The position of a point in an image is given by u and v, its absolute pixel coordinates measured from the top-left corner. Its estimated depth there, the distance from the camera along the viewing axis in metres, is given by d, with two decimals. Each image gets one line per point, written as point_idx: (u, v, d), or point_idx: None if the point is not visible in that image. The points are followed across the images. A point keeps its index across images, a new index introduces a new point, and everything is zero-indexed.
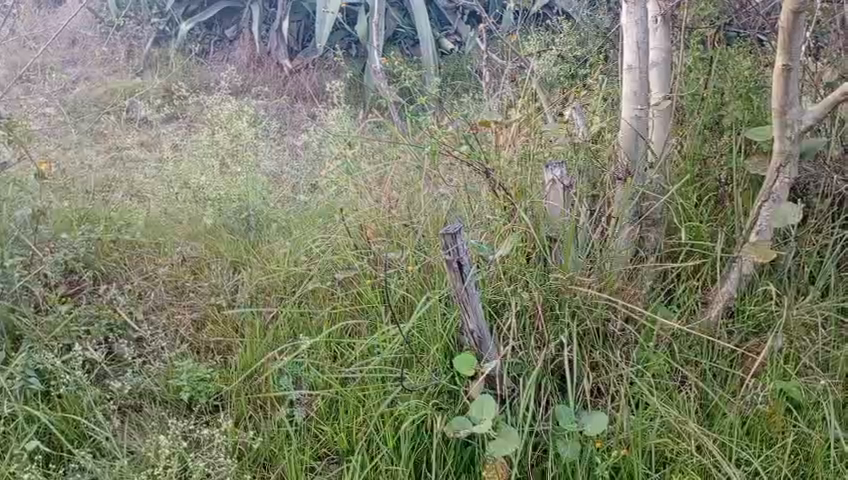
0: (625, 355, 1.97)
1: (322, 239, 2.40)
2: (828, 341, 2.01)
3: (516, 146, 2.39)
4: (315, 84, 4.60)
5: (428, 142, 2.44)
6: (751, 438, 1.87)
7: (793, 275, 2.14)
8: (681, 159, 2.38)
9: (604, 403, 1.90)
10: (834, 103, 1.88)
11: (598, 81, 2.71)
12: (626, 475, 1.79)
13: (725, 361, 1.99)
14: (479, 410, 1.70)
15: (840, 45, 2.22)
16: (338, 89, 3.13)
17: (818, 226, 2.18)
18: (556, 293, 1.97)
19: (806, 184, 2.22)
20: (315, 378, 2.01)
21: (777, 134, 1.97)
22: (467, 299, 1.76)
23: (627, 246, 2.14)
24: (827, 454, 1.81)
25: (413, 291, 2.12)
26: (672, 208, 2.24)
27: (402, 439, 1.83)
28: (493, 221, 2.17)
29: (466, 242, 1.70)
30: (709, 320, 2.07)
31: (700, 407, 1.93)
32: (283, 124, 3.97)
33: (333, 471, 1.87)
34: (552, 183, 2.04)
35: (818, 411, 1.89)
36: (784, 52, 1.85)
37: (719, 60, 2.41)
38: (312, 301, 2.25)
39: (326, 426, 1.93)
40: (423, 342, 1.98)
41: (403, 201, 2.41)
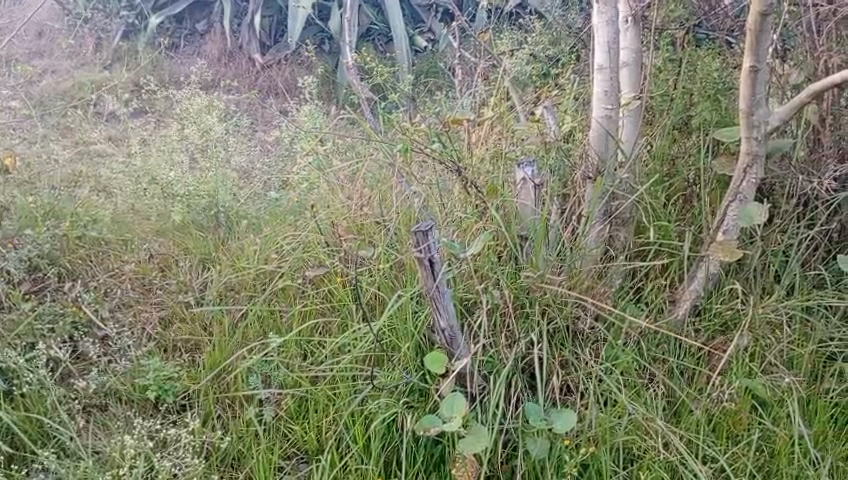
0: (594, 353, 1.98)
1: (291, 236, 2.37)
2: (793, 339, 2.04)
3: (489, 145, 2.42)
4: (287, 80, 4.59)
5: (400, 139, 2.42)
6: (717, 435, 1.90)
7: (758, 274, 2.17)
8: (650, 158, 2.39)
9: (573, 400, 1.91)
10: (799, 104, 1.91)
11: (570, 81, 2.72)
12: (594, 472, 1.81)
13: (692, 359, 2.02)
14: (449, 408, 1.70)
15: (806, 48, 2.25)
16: (310, 85, 3.10)
17: (783, 226, 2.21)
18: (526, 291, 1.98)
19: (772, 184, 2.25)
20: (284, 377, 1.99)
21: (745, 135, 2.01)
22: (438, 297, 1.76)
23: (596, 244, 2.17)
24: (791, 450, 1.85)
25: (384, 289, 2.11)
26: (642, 207, 2.26)
27: (371, 438, 1.82)
28: (464, 219, 2.18)
29: (437, 241, 1.70)
30: (676, 318, 2.10)
31: (667, 405, 1.95)
32: (255, 120, 3.92)
33: (301, 470, 1.86)
34: (523, 183, 2.07)
35: (782, 408, 1.92)
36: (751, 53, 1.88)
37: (688, 61, 2.43)
38: (282, 300, 2.23)
39: (295, 425, 1.92)
40: (393, 341, 1.97)
41: (374, 198, 2.40)
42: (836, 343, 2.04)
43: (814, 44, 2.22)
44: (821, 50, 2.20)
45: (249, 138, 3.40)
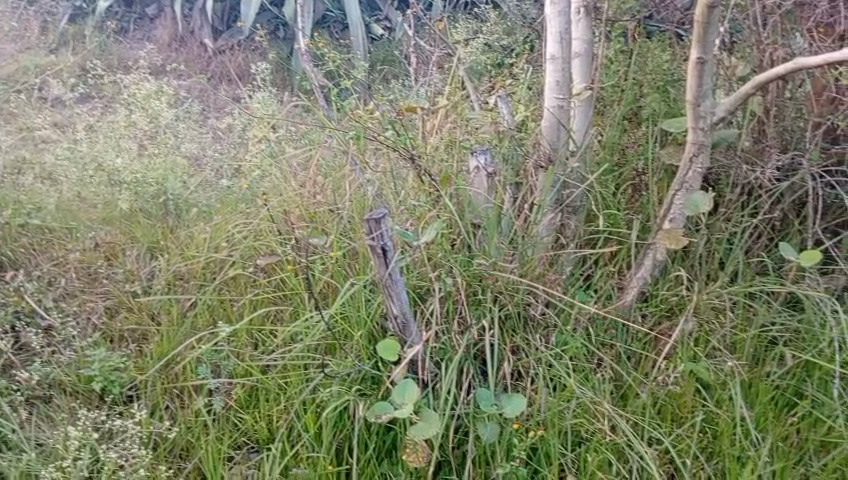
0: (544, 339, 2.01)
1: (242, 224, 2.33)
2: (736, 324, 2.10)
3: (442, 133, 2.41)
4: (240, 66, 4.50)
5: (352, 127, 2.39)
6: (662, 418, 1.94)
7: (703, 261, 2.23)
8: (600, 148, 2.43)
9: (523, 386, 1.93)
10: (744, 96, 1.96)
11: (523, 71, 2.75)
12: (543, 455, 1.84)
13: (639, 344, 2.06)
14: (400, 394, 1.70)
15: (752, 41, 2.30)
16: (263, 72, 3.05)
17: (727, 216, 2.27)
18: (479, 278, 2.01)
19: (717, 175, 2.32)
20: (234, 366, 1.97)
21: (692, 125, 2.05)
22: (391, 284, 1.76)
23: (548, 233, 2.18)
24: (733, 431, 1.91)
25: (337, 277, 2.10)
26: (592, 196, 2.29)
27: (323, 426, 1.82)
28: (417, 207, 2.17)
29: (390, 228, 1.70)
30: (624, 304, 2.14)
31: (615, 389, 1.99)
32: (206, 106, 3.84)
33: (252, 460, 1.85)
34: (476, 171, 2.13)
35: (725, 390, 1.98)
36: (699, 46, 1.92)
37: (638, 52, 2.46)
38: (232, 288, 2.20)
39: (245, 414, 1.90)
40: (345, 328, 1.95)
41: (327, 186, 2.37)
42: (777, 327, 2.10)
43: (759, 38, 2.28)
44: (766, 43, 2.25)
45: (200, 124, 3.33)
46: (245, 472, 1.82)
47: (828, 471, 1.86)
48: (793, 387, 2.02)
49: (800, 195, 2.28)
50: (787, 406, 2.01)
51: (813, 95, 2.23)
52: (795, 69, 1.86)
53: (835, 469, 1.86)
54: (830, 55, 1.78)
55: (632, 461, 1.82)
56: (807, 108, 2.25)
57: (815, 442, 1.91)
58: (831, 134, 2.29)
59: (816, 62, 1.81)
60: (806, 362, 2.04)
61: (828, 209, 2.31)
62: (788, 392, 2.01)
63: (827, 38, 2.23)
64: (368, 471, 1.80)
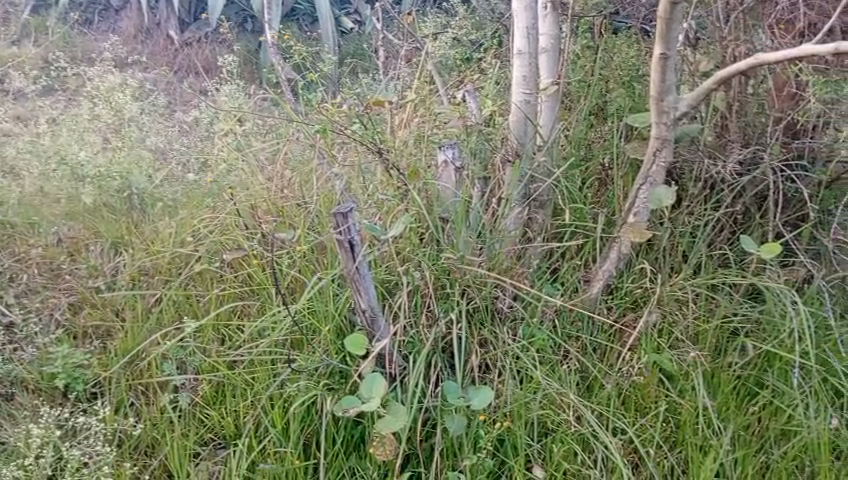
0: (512, 331, 2.03)
1: (208, 219, 2.30)
2: (698, 315, 2.14)
3: (411, 128, 2.41)
4: (207, 59, 4.46)
5: (320, 120, 2.36)
6: (626, 408, 1.98)
7: (667, 254, 2.26)
8: (567, 142, 2.45)
9: (491, 378, 1.95)
10: (705, 91, 1.99)
11: (492, 65, 2.76)
12: (510, 446, 1.86)
13: (605, 336, 2.09)
14: (368, 388, 1.70)
15: (715, 37, 2.34)
16: (230, 65, 3.00)
17: (690, 209, 2.31)
18: (448, 272, 2.01)
19: (681, 169, 2.36)
20: (200, 362, 1.95)
21: (655, 121, 2.08)
22: (359, 278, 1.76)
23: (515, 227, 2.20)
24: (696, 421, 1.95)
25: (304, 271, 2.09)
26: (559, 190, 2.31)
27: (290, 420, 1.81)
28: (386, 201, 2.18)
29: (357, 222, 1.70)
30: (590, 297, 2.17)
31: (580, 380, 2.01)
32: (172, 100, 3.78)
33: (218, 456, 1.84)
34: (445, 166, 2.14)
35: (688, 381, 2.02)
36: (662, 42, 1.94)
37: (604, 48, 2.49)
38: (198, 284, 2.17)
39: (212, 410, 1.88)
40: (313, 323, 1.95)
41: (295, 181, 2.35)
42: (739, 318, 2.14)
43: (723, 34, 2.30)
44: (729, 39, 2.28)
45: (166, 118, 3.28)
46: (211, 468, 1.81)
47: (788, 458, 1.93)
48: (755, 377, 2.06)
49: (761, 189, 2.32)
50: (749, 395, 2.05)
51: (774, 91, 2.28)
52: (756, 64, 1.88)
53: (794, 456, 1.93)
54: (789, 51, 1.81)
55: (597, 451, 1.85)
56: (768, 103, 2.29)
57: (776, 431, 1.97)
58: (791, 130, 2.32)
59: (776, 58, 1.84)
60: (766, 352, 2.08)
61: (789, 202, 2.35)
62: (750, 382, 2.06)
63: (788, 33, 2.27)
64: (336, 465, 1.80)
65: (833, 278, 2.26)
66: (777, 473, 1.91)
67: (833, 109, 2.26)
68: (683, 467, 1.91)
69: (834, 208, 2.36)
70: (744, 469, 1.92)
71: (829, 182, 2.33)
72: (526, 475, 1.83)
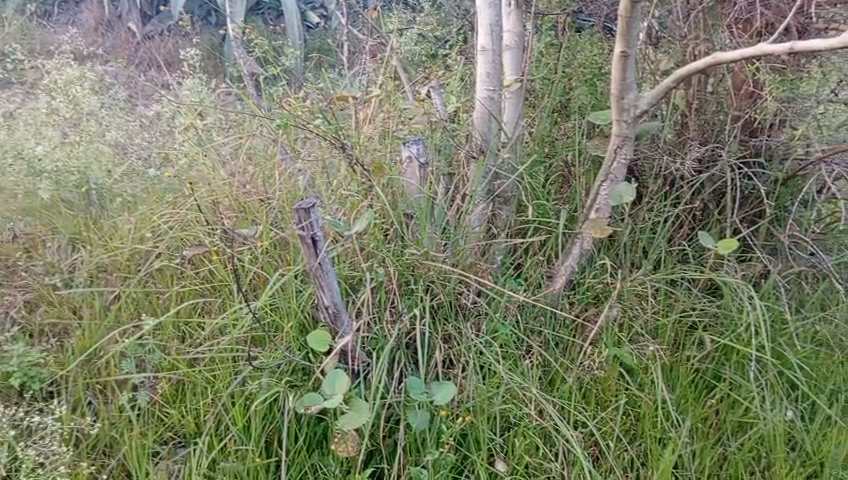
0: (476, 327, 2.04)
1: (169, 214, 2.26)
2: (658, 310, 2.18)
3: (376, 124, 2.40)
4: (170, 52, 4.45)
5: (283, 115, 2.35)
6: (587, 402, 2.00)
7: (628, 249, 2.30)
8: (531, 139, 2.46)
9: (454, 373, 1.95)
10: (664, 90, 2.02)
11: (457, 62, 2.77)
12: (472, 441, 1.87)
13: (567, 331, 2.12)
14: (331, 384, 1.70)
15: (676, 36, 2.38)
16: (192, 57, 2.95)
17: (650, 205, 2.35)
18: (411, 269, 2.01)
19: (642, 166, 2.39)
20: (160, 360, 1.93)
21: (615, 118, 2.11)
22: (321, 275, 1.75)
23: (480, 223, 2.21)
24: (655, 414, 1.98)
25: (266, 267, 2.07)
26: (522, 186, 2.33)
27: (252, 418, 1.80)
28: (350, 197, 2.17)
29: (320, 218, 1.70)
30: (553, 293, 2.19)
31: (543, 374, 2.04)
32: (134, 94, 3.71)
33: (178, 455, 1.82)
34: (409, 162, 2.16)
35: (647, 374, 2.05)
36: (623, 41, 1.96)
37: (567, 46, 2.51)
38: (158, 281, 2.14)
39: (171, 409, 1.86)
40: (275, 320, 1.94)
41: (258, 176, 2.32)
42: (697, 312, 2.19)
43: (683, 33, 2.36)
44: (689, 38, 2.34)
45: (128, 113, 3.22)
46: (171, 467, 1.79)
47: (745, 449, 1.96)
48: (712, 370, 2.10)
49: (720, 186, 2.37)
50: (707, 388, 2.09)
51: (732, 90, 2.32)
52: (713, 63, 1.91)
53: (751, 447, 1.96)
54: (745, 50, 1.84)
55: (558, 444, 1.87)
56: (727, 102, 2.34)
57: (733, 423, 2.01)
58: (749, 128, 2.36)
59: (733, 56, 1.87)
60: (724, 346, 2.13)
61: (746, 200, 2.40)
62: (708, 375, 2.10)
63: (745, 33, 2.28)
64: (298, 462, 1.79)
65: (789, 274, 2.34)
66: (734, 464, 1.94)
67: (790, 108, 2.29)
68: (643, 459, 1.93)
69: (791, 204, 2.41)
70: (702, 461, 1.94)
71: (786, 179, 2.38)
72: (489, 470, 1.84)
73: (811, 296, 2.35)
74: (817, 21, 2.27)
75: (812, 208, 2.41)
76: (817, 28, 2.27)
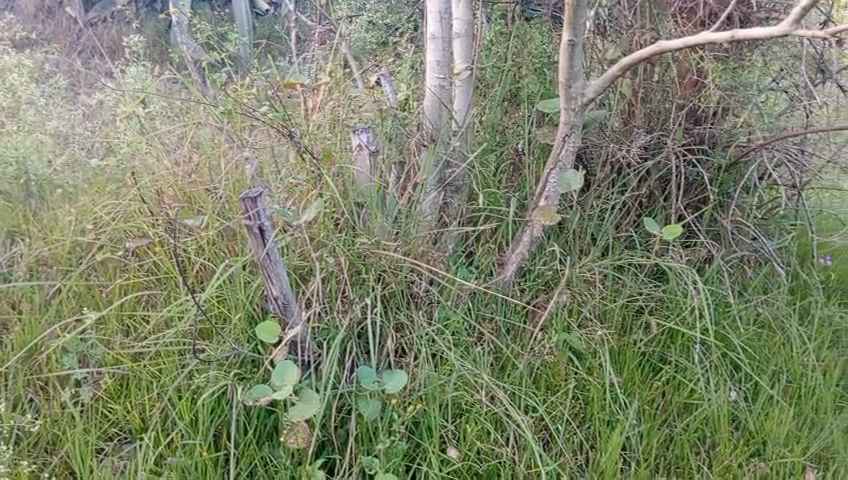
0: (428, 314, 2.04)
1: (110, 206, 2.19)
2: (605, 295, 2.21)
3: (325, 112, 2.34)
4: (114, 40, 4.41)
5: (228, 103, 2.33)
6: (538, 386, 2.03)
7: (577, 236, 2.32)
8: (481, 128, 2.47)
9: (406, 362, 1.94)
10: (611, 78, 2.03)
11: (406, 49, 2.76)
12: (424, 428, 1.87)
13: (517, 317, 2.14)
14: (279, 376, 1.68)
15: (622, 25, 2.40)
16: (134, 44, 2.87)
17: (598, 192, 2.38)
18: (362, 258, 1.99)
19: (590, 153, 2.42)
20: (103, 355, 1.88)
21: (564, 107, 2.13)
22: (269, 265, 1.72)
23: (432, 211, 2.21)
24: (603, 397, 2.01)
25: (212, 258, 2.03)
26: (473, 175, 2.34)
27: (199, 412, 1.76)
28: (297, 185, 2.14)
29: (267, 207, 1.67)
30: (504, 280, 2.20)
31: (494, 361, 2.05)
32: (75, 82, 3.59)
33: (123, 451, 1.78)
34: (359, 150, 2.12)
35: (596, 358, 2.08)
36: (569, 29, 1.97)
37: (516, 35, 2.52)
38: (101, 274, 2.09)
39: (115, 404, 1.82)
40: (222, 312, 1.91)
41: (203, 166, 2.26)
42: (643, 297, 2.23)
43: (629, 22, 2.38)
44: (635, 27, 2.36)
45: (69, 102, 3.12)
46: (116, 464, 1.74)
47: (691, 430, 2.00)
48: (658, 353, 2.15)
49: (665, 173, 2.42)
50: (653, 371, 2.14)
51: (677, 79, 2.37)
52: (658, 51, 1.92)
53: (696, 428, 2.00)
54: (690, 38, 1.86)
55: (509, 429, 1.88)
56: (672, 91, 2.38)
57: (678, 404, 2.06)
58: (693, 116, 2.42)
59: (677, 45, 1.89)
60: (669, 330, 2.19)
61: (690, 187, 2.46)
62: (654, 358, 2.15)
63: (689, 22, 2.36)
64: (247, 455, 1.76)
65: (732, 258, 2.40)
66: (680, 444, 1.97)
67: (732, 96, 2.36)
68: (592, 442, 1.95)
69: (734, 190, 2.47)
70: (648, 442, 1.97)
71: (729, 165, 2.44)
72: (441, 457, 1.84)
73: (753, 280, 2.42)
74: (758, 11, 2.34)
75: (755, 194, 2.48)
76: (757, 17, 2.33)
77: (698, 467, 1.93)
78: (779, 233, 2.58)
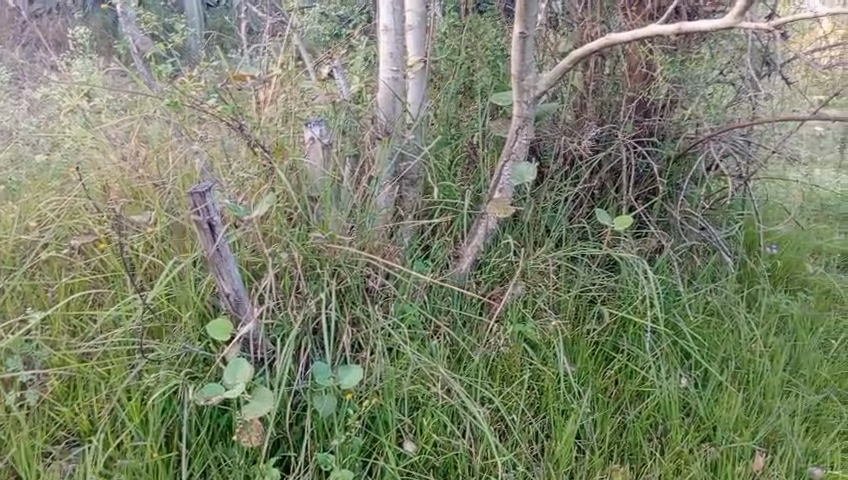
0: (384, 308, 2.03)
1: (55, 202, 2.13)
2: (559, 285, 2.24)
3: (277, 105, 2.32)
4: (59, 32, 4.31)
5: (174, 95, 2.29)
6: (493, 378, 2.04)
7: (530, 228, 2.34)
8: (436, 120, 2.48)
9: (362, 357, 1.93)
10: (561, 70, 2.05)
11: (359, 41, 2.74)
12: (380, 423, 1.87)
13: (473, 310, 2.15)
14: (232, 374, 1.65)
15: (574, 18, 2.42)
16: (79, 36, 2.80)
17: (551, 184, 2.41)
18: (316, 253, 1.97)
19: (543, 146, 2.44)
20: (48, 356, 1.82)
21: (517, 99, 2.14)
22: (220, 261, 1.70)
23: (387, 205, 2.22)
24: (557, 386, 2.03)
25: (162, 256, 1.99)
26: (428, 167, 2.33)
27: (149, 413, 1.73)
28: (248, 179, 2.11)
29: (216, 202, 1.64)
30: (460, 273, 2.21)
31: (451, 353, 2.05)
32: (18, 75, 3.48)
33: (71, 454, 1.73)
34: (312, 143, 2.10)
35: (550, 348, 2.11)
36: (521, 21, 1.98)
37: (469, 28, 2.52)
38: (47, 273, 2.02)
39: (63, 407, 1.77)
40: (172, 310, 1.88)
41: (151, 160, 2.20)
42: (596, 287, 2.26)
43: (580, 16, 2.40)
44: (585, 20, 2.39)
45: (10, 97, 3.00)
46: (65, 467, 1.70)
47: (643, 417, 2.04)
48: (611, 342, 2.19)
49: (616, 165, 2.45)
50: (605, 360, 2.17)
51: (627, 72, 2.41)
52: (608, 44, 1.94)
53: (649, 415, 2.04)
54: (637, 31, 1.88)
55: (465, 420, 1.89)
56: (622, 83, 2.42)
57: (631, 392, 2.09)
58: (643, 109, 2.46)
59: (626, 38, 1.91)
60: (621, 319, 2.22)
61: (641, 178, 2.50)
62: (606, 346, 2.18)
63: (637, 15, 2.39)
64: (200, 455, 1.73)
65: (682, 248, 2.46)
66: (633, 431, 2.01)
67: (680, 89, 2.40)
68: (547, 431, 1.98)
69: (683, 181, 2.53)
70: (602, 430, 2.00)
71: (677, 157, 2.49)
72: (397, 451, 1.84)
73: (702, 269, 2.48)
74: (705, 4, 2.38)
75: (702, 186, 2.54)
76: (704, 10, 2.39)
77: (650, 453, 1.97)
78: (727, 222, 2.65)
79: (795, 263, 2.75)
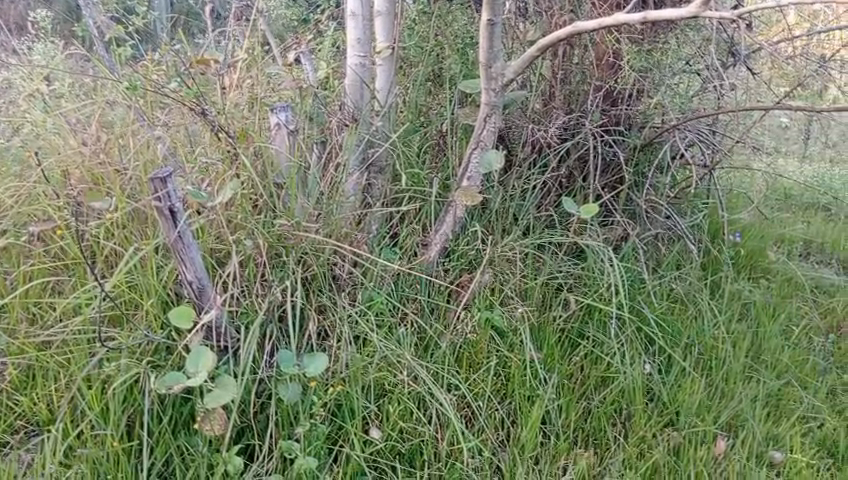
0: (351, 296, 2.03)
1: (13, 188, 2.08)
2: (526, 273, 2.25)
3: (243, 90, 2.30)
4: (20, 16, 4.21)
5: (135, 78, 2.25)
6: (460, 365, 2.04)
7: (498, 216, 2.34)
8: (404, 108, 2.47)
9: (329, 344, 1.93)
10: (528, 58, 2.04)
11: (327, 26, 2.72)
12: (346, 410, 1.86)
13: (440, 297, 2.15)
14: (193, 363, 1.63)
15: (541, 7, 2.43)
16: (40, 19, 2.73)
17: (519, 172, 2.41)
18: (282, 240, 1.95)
19: (512, 134, 2.45)
20: (6, 344, 1.78)
21: (485, 87, 2.13)
22: (182, 248, 1.67)
23: (355, 192, 2.21)
24: (523, 373, 2.05)
25: (123, 243, 1.96)
26: (396, 154, 2.32)
27: (110, 402, 1.70)
28: (211, 166, 2.07)
29: (177, 187, 1.61)
30: (428, 260, 2.21)
31: (418, 341, 2.05)
32: None
33: (30, 443, 1.71)
34: (277, 128, 2.08)
35: (516, 336, 2.12)
36: (489, 9, 1.97)
37: (438, 15, 2.50)
38: (4, 260, 1.99)
39: (21, 396, 1.74)
40: (133, 298, 1.85)
41: (112, 145, 2.16)
42: (563, 274, 2.28)
43: (548, 5, 2.41)
44: (554, 9, 2.40)
45: None
46: (22, 457, 1.68)
47: (607, 402, 2.06)
48: (577, 329, 2.21)
49: (583, 153, 2.47)
50: (571, 346, 2.19)
51: (595, 62, 2.42)
52: (574, 32, 1.93)
53: (613, 400, 2.07)
54: (604, 19, 1.88)
55: (431, 407, 1.89)
56: (590, 72, 2.43)
57: (596, 378, 2.11)
58: (611, 98, 2.48)
59: (592, 26, 1.90)
60: (587, 306, 2.24)
61: (608, 167, 2.53)
62: (572, 333, 2.20)
63: (605, 4, 2.40)
64: (162, 444, 1.71)
65: (647, 236, 2.49)
66: (597, 416, 2.03)
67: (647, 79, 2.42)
68: (513, 418, 1.99)
69: (649, 170, 2.56)
70: (567, 415, 2.02)
71: (643, 146, 2.53)
72: (363, 438, 1.84)
73: (667, 256, 2.52)
74: None
75: (668, 174, 2.57)
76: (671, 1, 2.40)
77: (614, 438, 1.99)
78: (692, 211, 2.70)
79: (758, 253, 2.80)
